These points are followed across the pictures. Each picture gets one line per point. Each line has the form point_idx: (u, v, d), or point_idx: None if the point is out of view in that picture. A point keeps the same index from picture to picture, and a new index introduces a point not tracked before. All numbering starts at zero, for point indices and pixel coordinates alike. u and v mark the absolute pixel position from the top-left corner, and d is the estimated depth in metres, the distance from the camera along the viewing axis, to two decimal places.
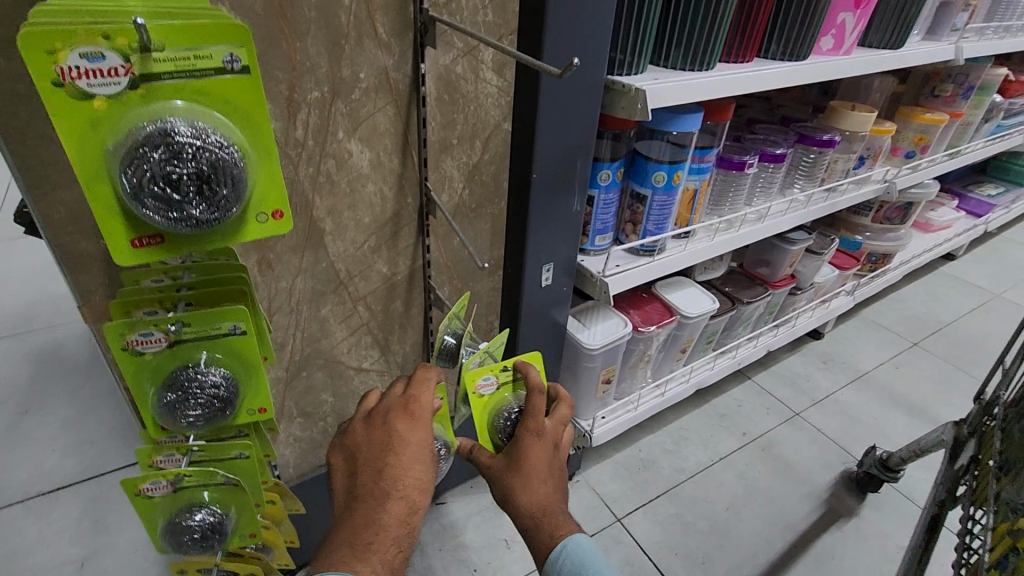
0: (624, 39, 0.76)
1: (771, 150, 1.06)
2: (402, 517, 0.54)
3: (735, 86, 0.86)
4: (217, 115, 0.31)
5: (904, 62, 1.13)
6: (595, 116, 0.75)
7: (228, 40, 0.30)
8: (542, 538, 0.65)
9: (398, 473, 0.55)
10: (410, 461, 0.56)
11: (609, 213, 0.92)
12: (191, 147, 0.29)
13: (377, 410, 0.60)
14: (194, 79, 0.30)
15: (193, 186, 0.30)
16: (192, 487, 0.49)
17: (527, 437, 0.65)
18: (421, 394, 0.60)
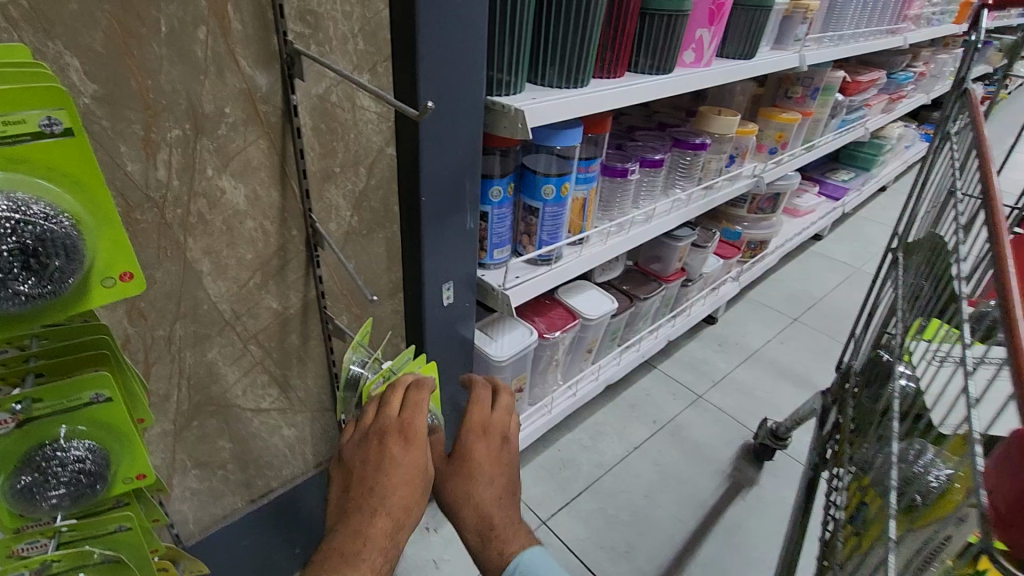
0: (499, 60, 0.78)
1: (650, 156, 1.14)
2: (387, 534, 0.54)
3: (608, 100, 0.92)
4: (39, 182, 0.32)
5: (757, 70, 1.25)
6: (477, 137, 0.77)
7: (41, 106, 0.31)
8: (491, 553, 0.63)
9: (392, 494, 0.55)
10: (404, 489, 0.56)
11: (504, 227, 0.94)
12: (7, 222, 0.30)
13: (372, 427, 0.58)
14: (2, 146, 0.31)
15: (17, 261, 0.31)
16: (64, 572, 0.46)
17: (471, 432, 0.63)
18: (415, 416, 0.58)
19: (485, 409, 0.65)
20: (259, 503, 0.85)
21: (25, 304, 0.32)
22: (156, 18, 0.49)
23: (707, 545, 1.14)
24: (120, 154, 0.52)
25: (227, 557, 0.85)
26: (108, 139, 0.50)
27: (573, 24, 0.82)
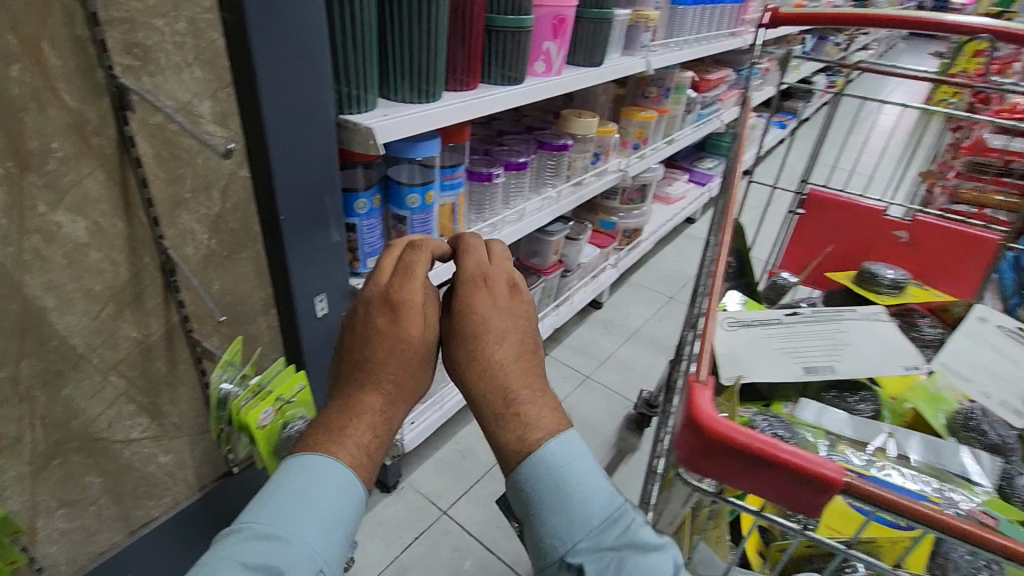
0: (348, 78, 0.82)
1: (514, 160, 1.22)
2: (378, 408, 0.54)
3: (462, 112, 0.99)
4: None
5: (605, 77, 1.38)
6: (331, 155, 0.81)
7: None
8: (506, 433, 0.53)
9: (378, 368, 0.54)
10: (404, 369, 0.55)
11: (374, 236, 0.99)
12: None
13: (361, 299, 0.58)
14: None
15: None
16: None
17: (464, 297, 0.58)
18: (400, 287, 0.57)
19: (475, 275, 0.59)
20: (140, 535, 0.84)
21: None
22: None
23: None
24: None
25: None
26: None
27: (418, 43, 0.88)
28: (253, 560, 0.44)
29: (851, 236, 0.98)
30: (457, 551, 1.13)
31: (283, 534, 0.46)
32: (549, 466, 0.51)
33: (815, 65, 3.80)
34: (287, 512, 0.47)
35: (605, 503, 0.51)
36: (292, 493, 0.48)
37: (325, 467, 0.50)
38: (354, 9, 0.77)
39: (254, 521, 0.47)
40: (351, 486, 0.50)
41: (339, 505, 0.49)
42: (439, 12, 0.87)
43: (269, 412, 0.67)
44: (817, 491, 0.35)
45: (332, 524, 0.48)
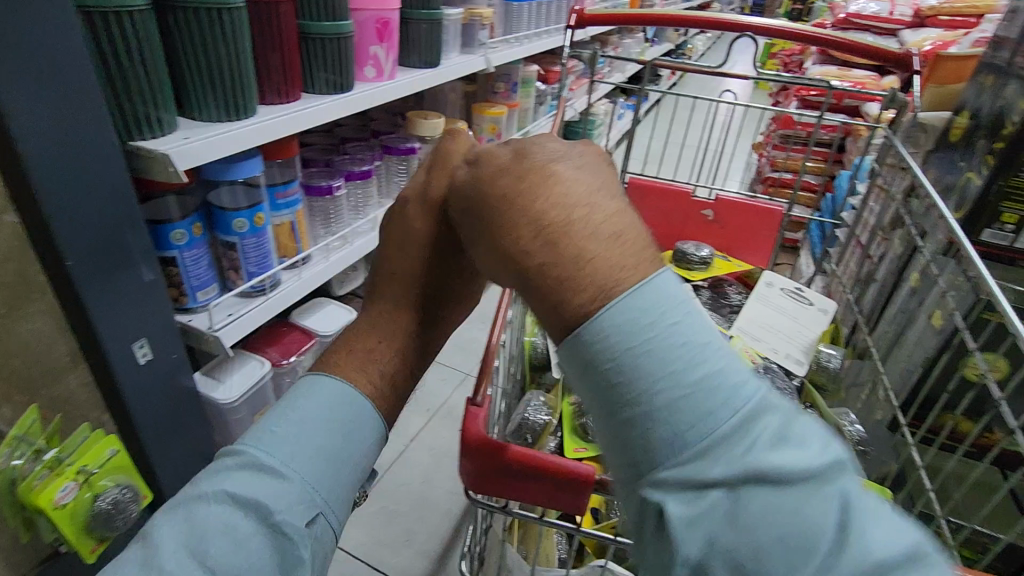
0: (134, 96, 0.72)
1: (356, 169, 1.19)
2: (387, 318, 0.56)
3: (285, 126, 0.94)
4: None
5: (445, 77, 1.38)
6: (125, 187, 0.73)
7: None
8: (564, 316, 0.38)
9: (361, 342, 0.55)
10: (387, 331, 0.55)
11: (202, 267, 0.90)
12: None
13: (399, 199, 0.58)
14: None
15: None
16: None
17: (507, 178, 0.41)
18: (438, 172, 0.56)
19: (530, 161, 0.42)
20: None
21: None
22: None
23: None
24: None
25: None
26: None
27: (218, 55, 0.81)
28: (243, 490, 0.44)
29: (665, 219, 1.13)
30: None
31: (275, 461, 0.46)
32: (613, 340, 0.37)
33: (659, 49, 4.08)
34: (280, 442, 0.48)
35: (700, 346, 0.38)
36: (292, 420, 0.49)
37: (324, 395, 0.51)
38: (126, 21, 0.68)
39: (248, 448, 0.47)
40: (347, 409, 0.51)
41: (336, 421, 0.50)
42: (237, 20, 0.80)
43: (67, 490, 0.74)
44: (573, 491, 0.48)
45: (328, 446, 0.49)
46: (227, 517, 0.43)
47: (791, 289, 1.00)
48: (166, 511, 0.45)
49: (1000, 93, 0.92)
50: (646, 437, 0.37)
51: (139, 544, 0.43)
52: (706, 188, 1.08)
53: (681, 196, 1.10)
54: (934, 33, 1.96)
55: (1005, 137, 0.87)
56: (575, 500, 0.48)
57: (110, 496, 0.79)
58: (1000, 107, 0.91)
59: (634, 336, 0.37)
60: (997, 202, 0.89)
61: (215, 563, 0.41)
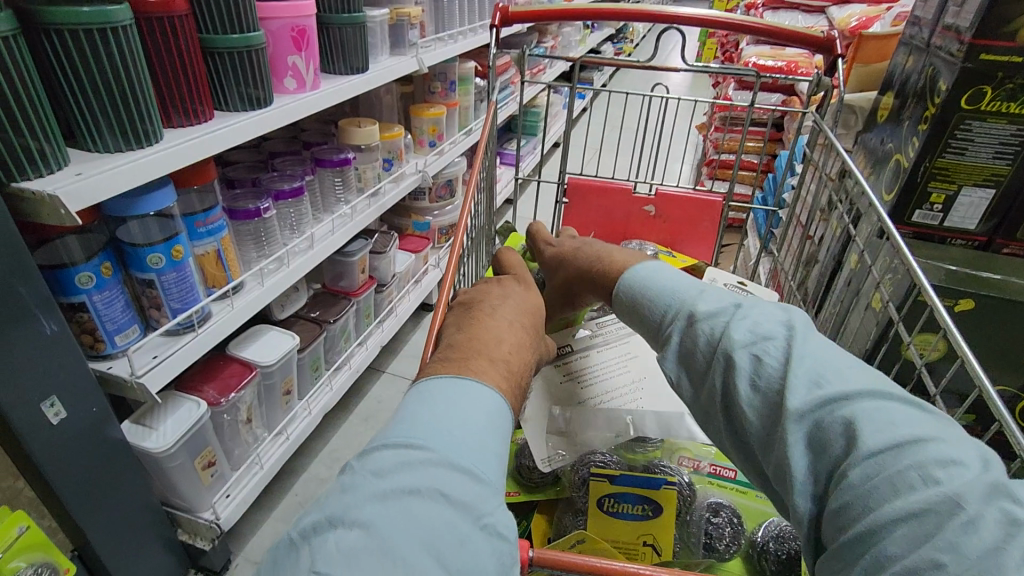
0: (9, 130, 0.64)
1: (285, 187, 1.12)
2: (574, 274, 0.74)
3: (197, 150, 0.87)
4: None
5: (375, 82, 1.32)
6: (9, 235, 0.66)
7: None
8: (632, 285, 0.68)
9: (494, 312, 0.56)
10: (521, 307, 0.59)
11: (117, 310, 0.83)
12: None
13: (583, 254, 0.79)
14: None
15: None
16: None
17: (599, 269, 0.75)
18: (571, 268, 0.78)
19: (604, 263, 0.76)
20: None
21: None
22: None
23: None
24: None
25: None
26: None
27: (112, 80, 0.74)
28: (406, 477, 0.37)
29: (609, 217, 1.11)
30: None
31: (454, 455, 0.39)
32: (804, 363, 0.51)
33: (600, 36, 4.07)
34: (440, 428, 0.41)
35: (840, 371, 0.50)
36: (439, 407, 0.42)
37: (461, 389, 0.44)
38: None
39: (401, 437, 0.40)
40: (485, 415, 0.43)
41: (494, 419, 0.43)
42: (128, 39, 0.74)
43: None
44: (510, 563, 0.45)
45: (494, 441, 0.42)
46: (406, 515, 0.35)
47: (733, 284, 1.00)
48: (315, 528, 0.35)
49: (922, 71, 0.94)
50: (818, 437, 0.48)
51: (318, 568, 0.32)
52: (647, 183, 1.06)
53: (622, 194, 1.09)
54: (858, 9, 2.00)
55: (930, 117, 0.88)
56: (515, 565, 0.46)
57: None
58: (923, 85, 0.92)
59: (815, 369, 0.50)
60: (925, 182, 0.91)
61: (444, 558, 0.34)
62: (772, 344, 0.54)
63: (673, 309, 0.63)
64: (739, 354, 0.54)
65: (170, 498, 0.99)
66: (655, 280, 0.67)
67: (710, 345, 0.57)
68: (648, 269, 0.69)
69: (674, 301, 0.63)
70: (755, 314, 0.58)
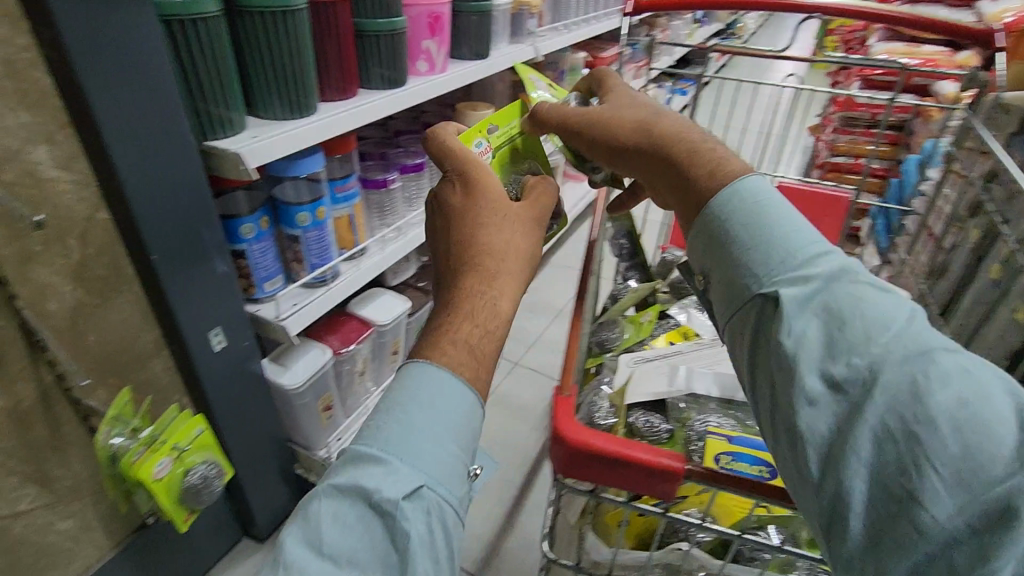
0: (207, 98, 0.76)
1: (409, 162, 1.21)
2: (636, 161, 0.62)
3: (344, 122, 0.96)
4: None
5: (495, 67, 1.38)
6: (200, 185, 0.77)
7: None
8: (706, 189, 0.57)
9: (483, 240, 0.58)
10: (527, 222, 0.61)
11: (269, 260, 0.95)
12: None
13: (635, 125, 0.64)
14: None
15: None
16: None
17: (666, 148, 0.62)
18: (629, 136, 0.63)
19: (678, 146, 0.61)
20: None
21: None
22: None
23: (533, 493, 1.30)
24: None
25: None
26: None
27: (285, 57, 0.84)
28: (350, 485, 0.44)
29: None
30: None
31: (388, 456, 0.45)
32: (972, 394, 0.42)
33: (708, 31, 3.94)
34: (400, 434, 0.47)
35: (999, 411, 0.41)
36: (404, 409, 0.47)
37: (416, 391, 0.49)
38: (200, 27, 0.71)
39: (364, 438, 0.48)
40: (433, 412, 0.48)
41: (449, 414, 0.48)
42: (301, 21, 0.83)
43: (162, 468, 0.80)
44: (664, 479, 0.56)
45: (439, 443, 0.47)
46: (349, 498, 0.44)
47: None
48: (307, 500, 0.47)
49: None
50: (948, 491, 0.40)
51: (291, 530, 0.44)
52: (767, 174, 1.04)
53: None
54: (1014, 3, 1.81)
55: None
56: (663, 486, 0.57)
57: (199, 469, 0.85)
58: None
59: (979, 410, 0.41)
60: None
61: (354, 537, 0.43)
62: (933, 354, 0.44)
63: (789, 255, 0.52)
64: (832, 368, 0.47)
65: (292, 433, 1.11)
66: (741, 208, 0.55)
67: (832, 316, 0.48)
68: (746, 185, 0.56)
69: (777, 264, 0.52)
70: (853, 286, 0.50)
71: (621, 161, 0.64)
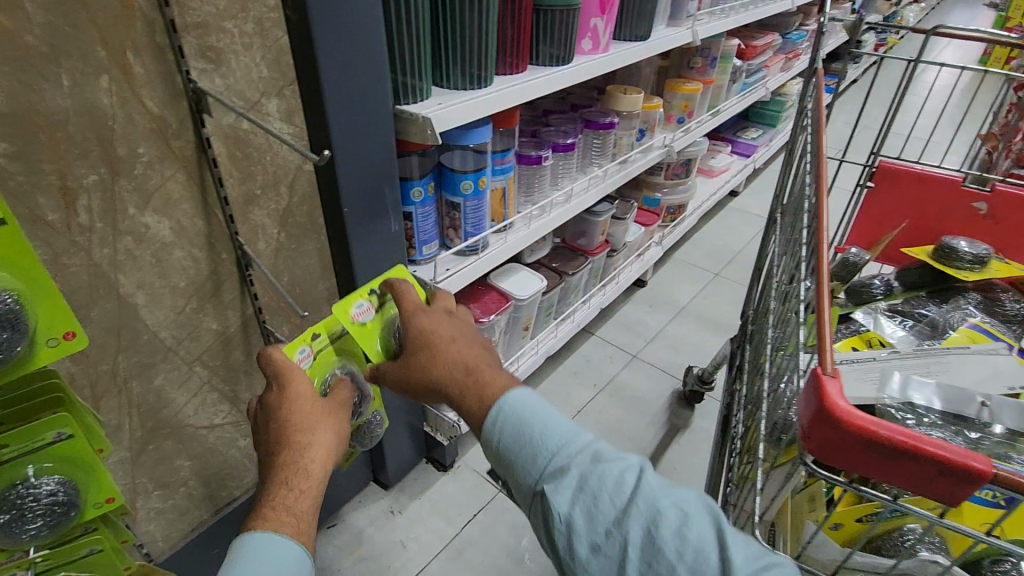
0: (402, 65, 0.81)
1: (561, 142, 1.21)
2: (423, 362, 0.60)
3: (514, 96, 0.98)
4: None
5: (654, 50, 1.34)
6: (390, 146, 0.82)
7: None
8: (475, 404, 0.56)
9: (293, 421, 0.58)
10: (314, 410, 0.59)
11: (430, 224, 0.99)
12: None
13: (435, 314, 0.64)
14: None
15: None
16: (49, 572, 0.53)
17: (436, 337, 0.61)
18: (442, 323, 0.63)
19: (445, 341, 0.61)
20: (223, 513, 0.90)
21: None
22: (57, 73, 0.51)
23: None
24: (40, 206, 0.54)
25: (200, 564, 0.90)
26: (26, 193, 0.52)
27: (472, 28, 0.87)
28: None
29: (920, 207, 0.99)
30: (515, 528, 1.18)
31: None
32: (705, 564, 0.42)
33: (866, 24, 3.57)
34: None
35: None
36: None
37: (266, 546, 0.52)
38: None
39: None
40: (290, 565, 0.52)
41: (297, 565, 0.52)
42: None
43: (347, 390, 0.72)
44: (959, 483, 0.34)
45: None
46: None
47: None
48: None
49: None
50: None
51: None
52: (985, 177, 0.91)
53: (942, 184, 0.95)
54: None
55: None
56: (951, 491, 0.34)
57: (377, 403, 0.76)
58: None
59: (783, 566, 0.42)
60: None
61: None
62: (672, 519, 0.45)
63: (556, 459, 0.50)
64: (598, 544, 0.46)
65: None
66: (505, 430, 0.53)
67: (618, 493, 0.47)
68: (507, 400, 0.54)
69: (542, 468, 0.50)
70: (611, 478, 0.48)
71: (421, 394, 0.60)
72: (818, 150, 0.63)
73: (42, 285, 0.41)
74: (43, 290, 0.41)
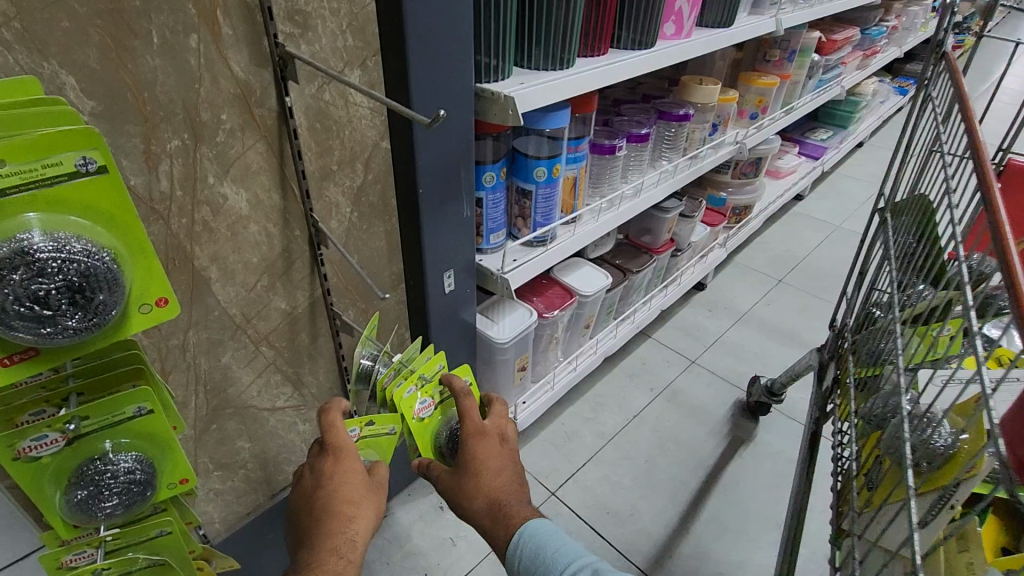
0: (485, 41, 0.77)
1: (636, 132, 1.14)
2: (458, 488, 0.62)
3: (595, 79, 0.92)
4: (83, 225, 0.35)
5: (738, 38, 1.25)
6: (469, 125, 0.77)
7: (75, 147, 0.34)
8: (500, 534, 0.61)
9: (337, 495, 0.56)
10: (361, 487, 0.57)
11: (499, 212, 0.95)
12: (54, 262, 0.34)
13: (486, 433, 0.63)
14: (43, 190, 0.34)
15: (65, 297, 0.35)
16: (118, 551, 0.50)
17: (475, 446, 0.61)
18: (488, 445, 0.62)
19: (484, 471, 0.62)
20: (278, 498, 0.88)
21: (73, 336, 0.36)
22: (148, 29, 0.49)
23: (709, 504, 1.20)
24: (123, 170, 0.52)
25: (253, 548, 0.89)
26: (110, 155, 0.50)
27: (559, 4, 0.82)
28: None
29: None
30: (568, 534, 1.12)
31: None
32: None
33: (947, 23, 3.34)
34: None
35: None
36: None
37: None
38: None
39: None
40: None
41: None
42: None
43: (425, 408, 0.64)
44: None
45: None
46: None
47: None
48: None
49: None
50: None
51: None
52: None
53: None
54: None
55: None
56: None
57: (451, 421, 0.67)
58: None
59: None
60: None
61: None
62: None
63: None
64: None
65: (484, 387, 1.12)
66: (525, 554, 0.59)
67: None
68: (531, 526, 0.61)
69: None
70: None
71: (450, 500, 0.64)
72: (968, 133, 0.55)
73: (141, 249, 0.39)
74: (141, 254, 0.39)
